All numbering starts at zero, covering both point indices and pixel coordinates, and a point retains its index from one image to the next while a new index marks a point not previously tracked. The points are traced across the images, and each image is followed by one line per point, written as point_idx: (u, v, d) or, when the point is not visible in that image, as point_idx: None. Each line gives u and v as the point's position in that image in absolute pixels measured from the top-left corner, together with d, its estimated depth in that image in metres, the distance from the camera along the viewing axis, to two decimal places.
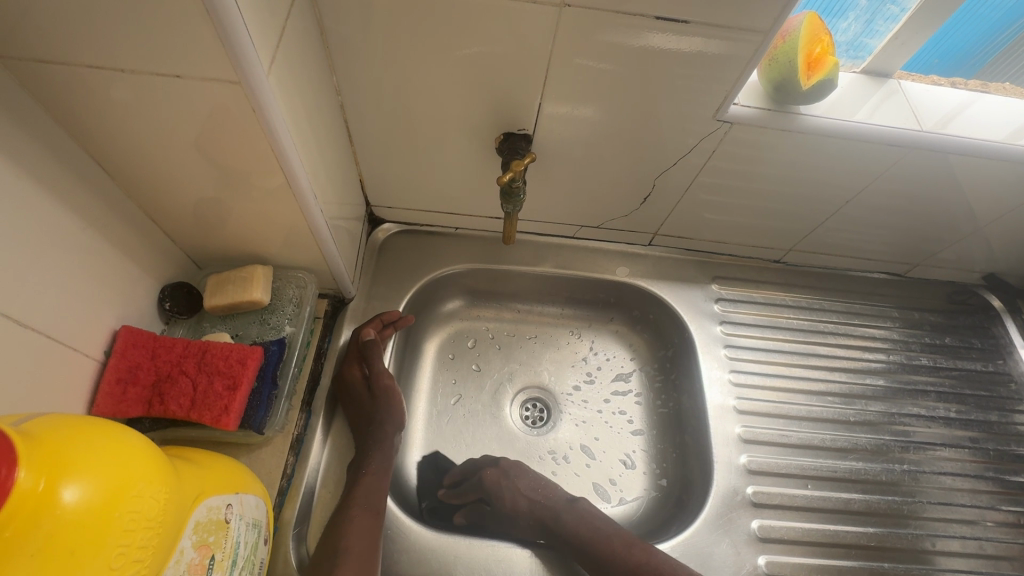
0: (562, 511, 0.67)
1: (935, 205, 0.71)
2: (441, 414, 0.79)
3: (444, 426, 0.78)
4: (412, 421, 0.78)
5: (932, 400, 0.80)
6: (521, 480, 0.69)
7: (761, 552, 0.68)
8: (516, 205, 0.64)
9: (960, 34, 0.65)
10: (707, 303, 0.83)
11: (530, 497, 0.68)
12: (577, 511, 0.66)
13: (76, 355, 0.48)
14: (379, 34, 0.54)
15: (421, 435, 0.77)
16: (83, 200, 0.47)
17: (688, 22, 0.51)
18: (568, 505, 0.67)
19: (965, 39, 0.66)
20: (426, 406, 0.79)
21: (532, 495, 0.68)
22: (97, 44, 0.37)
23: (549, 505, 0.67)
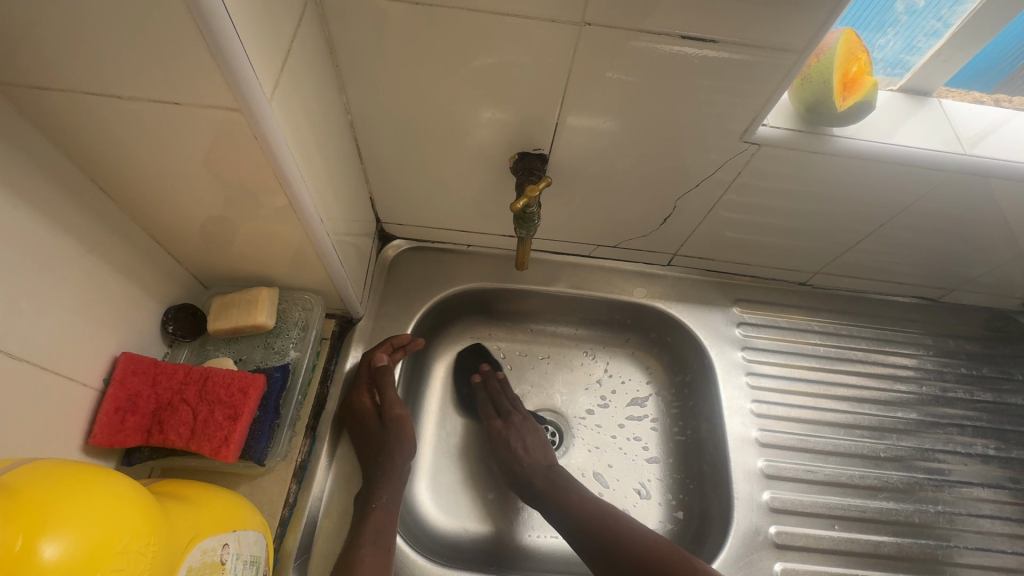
0: (537, 476, 0.70)
1: (975, 230, 0.67)
2: (452, 439, 0.77)
3: (454, 450, 0.76)
4: (422, 445, 0.75)
5: (968, 436, 0.76)
6: (517, 442, 0.72)
7: None
8: (530, 230, 0.62)
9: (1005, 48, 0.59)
10: (729, 327, 0.80)
11: (514, 454, 0.71)
12: (549, 478, 0.69)
13: (74, 384, 0.46)
14: (390, 52, 0.52)
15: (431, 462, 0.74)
16: (85, 225, 0.46)
17: (716, 40, 0.48)
18: (544, 470, 0.70)
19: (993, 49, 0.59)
20: (436, 429, 0.77)
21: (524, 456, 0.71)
22: (94, 70, 0.36)
23: (527, 467, 0.70)
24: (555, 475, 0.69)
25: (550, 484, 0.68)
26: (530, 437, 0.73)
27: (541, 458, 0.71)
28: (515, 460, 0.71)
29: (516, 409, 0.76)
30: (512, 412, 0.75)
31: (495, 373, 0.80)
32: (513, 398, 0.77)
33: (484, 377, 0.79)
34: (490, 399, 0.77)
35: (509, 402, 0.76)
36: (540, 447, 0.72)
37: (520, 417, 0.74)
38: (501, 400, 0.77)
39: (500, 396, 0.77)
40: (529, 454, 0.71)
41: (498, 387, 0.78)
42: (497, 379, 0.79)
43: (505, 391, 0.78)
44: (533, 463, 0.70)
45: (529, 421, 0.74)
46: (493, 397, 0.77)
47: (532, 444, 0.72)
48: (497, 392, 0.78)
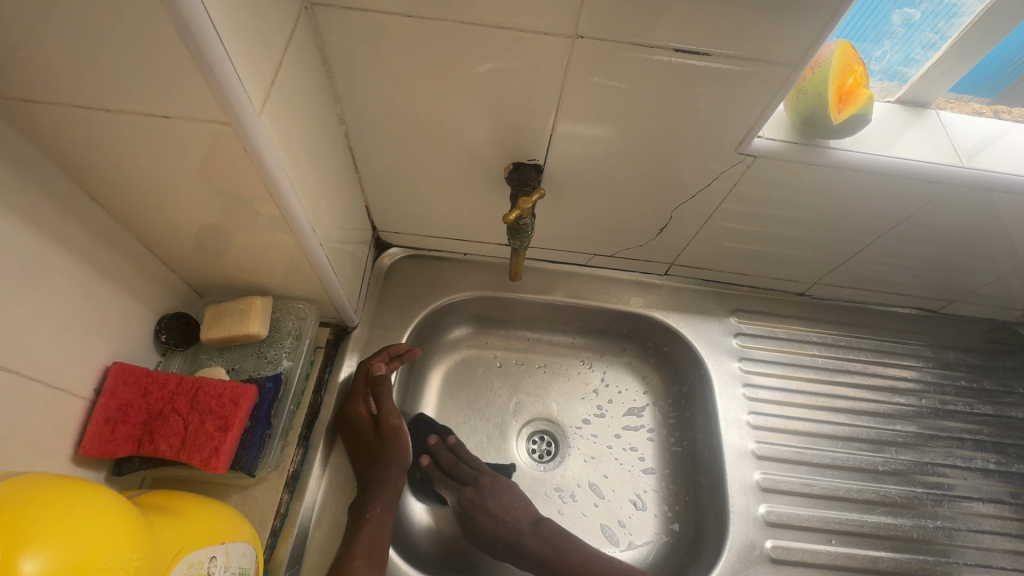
0: (525, 535, 0.67)
1: (974, 242, 0.67)
2: None
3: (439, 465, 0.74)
4: None
5: (968, 450, 0.75)
6: (493, 501, 0.69)
7: None
8: (524, 241, 0.61)
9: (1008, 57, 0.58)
10: (726, 337, 0.79)
11: (495, 518, 0.68)
12: (540, 533, 0.66)
13: (64, 394, 0.46)
14: (384, 63, 0.52)
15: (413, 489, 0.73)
16: (77, 235, 0.46)
17: (710, 53, 0.48)
18: (530, 526, 0.67)
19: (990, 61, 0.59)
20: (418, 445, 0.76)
21: (504, 517, 0.68)
22: (85, 84, 0.36)
23: (512, 528, 0.67)
24: (545, 529, 0.67)
25: (543, 540, 0.66)
26: (507, 495, 0.70)
27: (524, 517, 0.68)
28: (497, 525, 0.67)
29: (481, 469, 0.72)
30: (477, 474, 0.71)
31: (444, 442, 0.74)
32: (473, 459, 0.73)
33: (434, 452, 0.73)
34: (448, 472, 0.72)
35: (472, 468, 0.72)
36: (520, 504, 0.69)
37: (487, 477, 0.71)
38: (463, 465, 0.73)
39: (457, 464, 0.73)
40: (510, 514, 0.68)
41: (452, 457, 0.73)
42: (448, 447, 0.74)
43: (460, 455, 0.74)
44: (517, 524, 0.67)
45: (500, 479, 0.71)
46: (449, 467, 0.72)
47: (509, 502, 0.69)
48: (454, 461, 0.73)
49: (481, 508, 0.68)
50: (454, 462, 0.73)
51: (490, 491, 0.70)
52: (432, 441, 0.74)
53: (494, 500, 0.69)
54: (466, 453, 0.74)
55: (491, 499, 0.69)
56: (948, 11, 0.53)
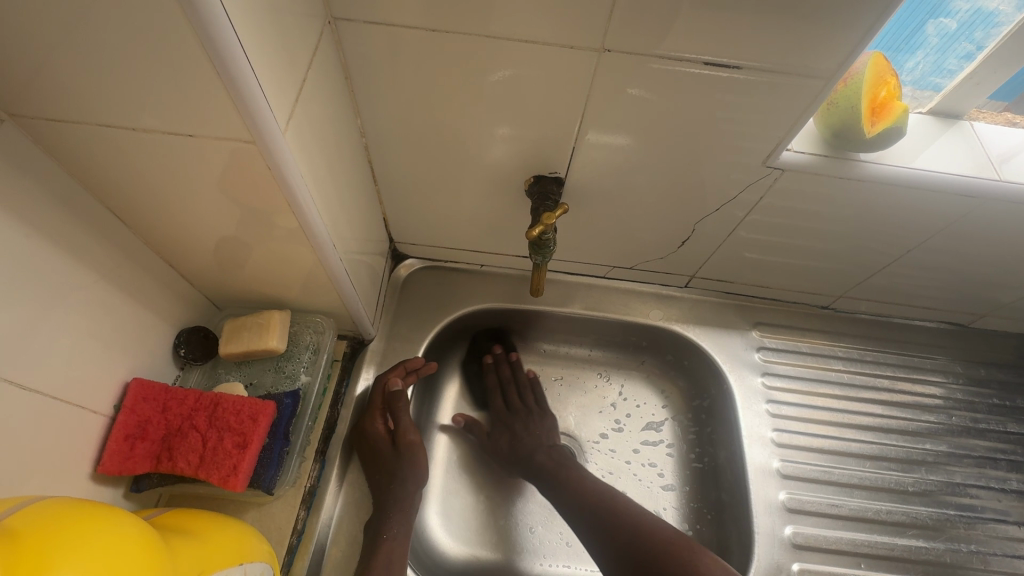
0: (538, 451, 0.73)
1: (1009, 256, 0.65)
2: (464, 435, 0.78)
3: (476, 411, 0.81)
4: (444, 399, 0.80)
5: (1002, 471, 0.73)
6: (521, 424, 0.76)
7: None
8: (545, 256, 0.60)
9: None
10: (748, 351, 0.78)
11: (517, 436, 0.75)
12: (549, 454, 0.72)
13: (84, 411, 0.46)
14: (406, 76, 0.51)
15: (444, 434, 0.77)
16: (97, 252, 0.46)
17: (740, 66, 0.47)
18: (546, 449, 0.73)
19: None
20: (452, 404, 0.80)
21: (526, 436, 0.75)
22: (111, 104, 0.36)
23: (528, 445, 0.74)
24: (556, 452, 0.73)
25: (551, 459, 0.71)
26: (537, 424, 0.76)
27: (544, 439, 0.75)
28: (519, 440, 0.74)
29: (527, 397, 0.78)
30: (522, 399, 0.78)
31: (506, 356, 0.81)
32: (525, 383, 0.79)
33: (495, 359, 0.81)
34: (502, 383, 0.80)
35: (520, 388, 0.79)
36: (544, 432, 0.76)
37: (526, 406, 0.78)
38: (514, 388, 0.79)
39: (509, 383, 0.80)
40: (532, 436, 0.75)
41: (507, 371, 0.80)
42: (508, 362, 0.81)
43: (516, 374, 0.80)
44: (537, 443, 0.74)
45: (539, 411, 0.78)
46: (501, 379, 0.80)
47: (536, 427, 0.76)
48: (510, 376, 0.80)
49: (509, 426, 0.76)
50: (504, 373, 0.80)
51: (526, 414, 0.77)
52: (496, 350, 0.82)
53: (523, 424, 0.76)
54: (522, 375, 0.80)
55: (523, 422, 0.76)
56: (986, 20, 0.51)
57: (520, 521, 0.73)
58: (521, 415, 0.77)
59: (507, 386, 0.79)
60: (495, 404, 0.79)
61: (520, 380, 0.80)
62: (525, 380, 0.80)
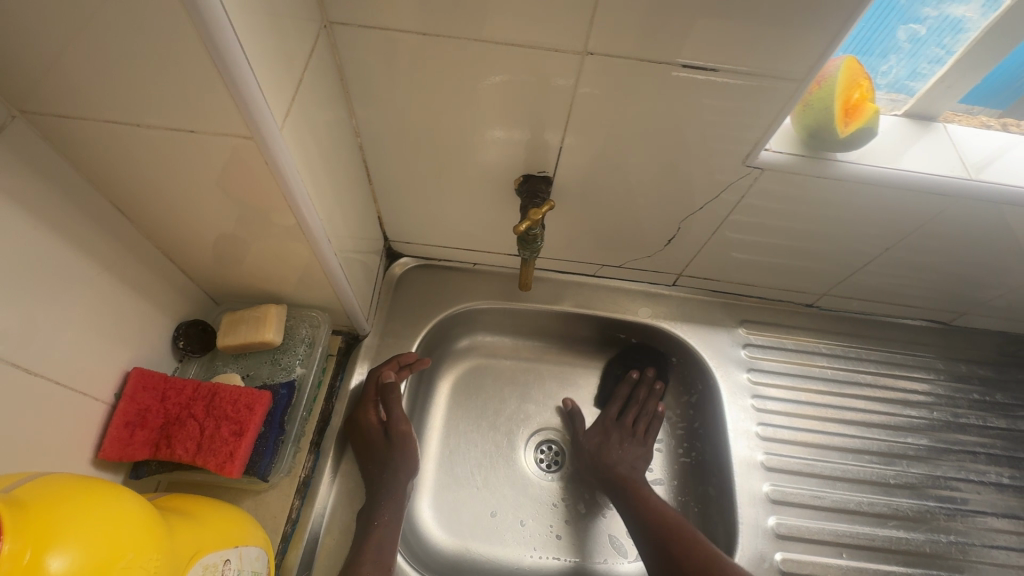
0: (621, 466, 0.74)
1: (984, 254, 0.67)
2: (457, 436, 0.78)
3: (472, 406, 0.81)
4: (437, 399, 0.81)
5: (982, 464, 0.75)
6: (618, 437, 0.77)
7: None
8: (533, 252, 0.62)
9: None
10: (734, 348, 0.79)
11: (608, 445, 0.76)
12: (630, 476, 0.73)
13: (85, 398, 0.48)
14: (398, 78, 0.53)
15: (439, 432, 0.78)
16: (100, 244, 0.48)
17: (716, 69, 0.49)
18: (630, 468, 0.74)
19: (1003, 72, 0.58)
20: (446, 404, 0.81)
21: (619, 450, 0.75)
22: (117, 101, 0.38)
23: (617, 457, 0.75)
24: (638, 475, 0.73)
25: (629, 481, 0.72)
26: (633, 449, 0.76)
27: (632, 459, 0.75)
28: (611, 449, 0.75)
29: (643, 422, 0.79)
30: (635, 422, 0.79)
31: (653, 382, 0.81)
32: (652, 414, 0.79)
33: (641, 379, 0.81)
34: (629, 399, 0.81)
35: (642, 408, 0.79)
36: (632, 453, 0.76)
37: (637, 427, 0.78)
38: (635, 409, 0.80)
39: (637, 403, 0.80)
40: (625, 452, 0.76)
41: (644, 395, 0.80)
42: (649, 389, 0.81)
43: (649, 401, 0.80)
44: (623, 459, 0.75)
45: (642, 438, 0.78)
46: (636, 398, 0.80)
47: (634, 448, 0.76)
48: (645, 398, 0.80)
49: (608, 437, 0.77)
50: (637, 392, 0.81)
51: (631, 434, 0.78)
52: (649, 371, 0.82)
53: (622, 438, 0.77)
54: (654, 404, 0.80)
55: (619, 438, 0.77)
56: (954, 26, 0.54)
57: (510, 516, 0.74)
58: (622, 432, 0.78)
59: (629, 403, 0.80)
60: (608, 412, 0.80)
61: (646, 399, 0.80)
62: (652, 405, 0.80)
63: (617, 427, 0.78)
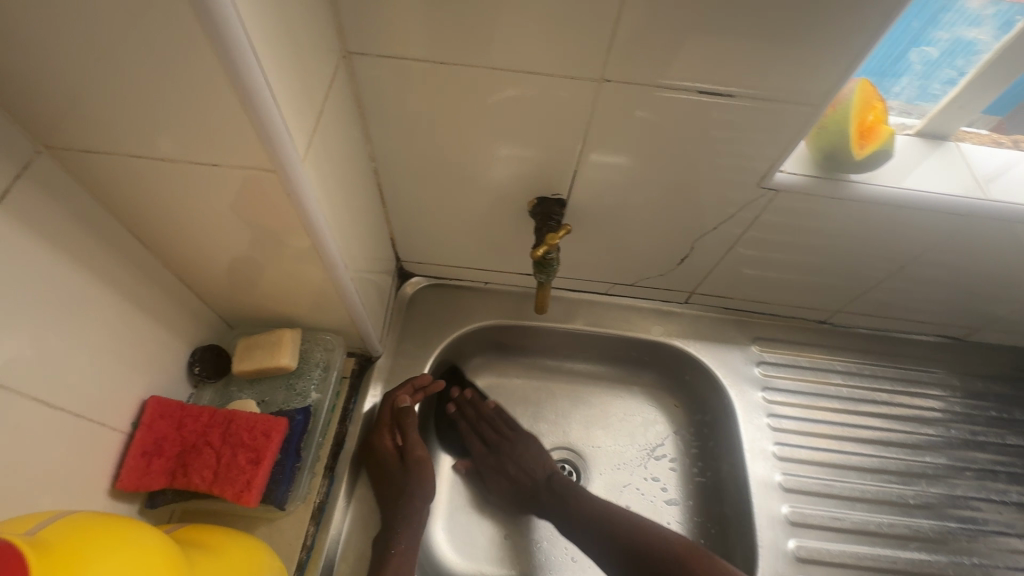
0: (539, 485, 0.73)
1: (1000, 270, 0.66)
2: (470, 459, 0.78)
3: None
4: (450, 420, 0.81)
5: (1002, 483, 0.74)
6: (506, 459, 0.75)
7: None
8: (549, 274, 0.62)
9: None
10: (748, 366, 0.79)
11: (511, 472, 0.74)
12: (551, 487, 0.72)
13: (103, 428, 0.48)
14: (415, 105, 0.54)
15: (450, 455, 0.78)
16: (120, 273, 0.48)
17: (732, 94, 0.50)
18: (542, 477, 0.73)
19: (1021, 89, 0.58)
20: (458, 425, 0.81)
21: (518, 470, 0.74)
22: (141, 136, 0.38)
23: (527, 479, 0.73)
24: (554, 478, 0.72)
25: (554, 493, 0.71)
26: (522, 453, 0.76)
27: (536, 469, 0.74)
28: (518, 478, 0.74)
29: (502, 429, 0.78)
30: (496, 433, 0.78)
31: (465, 396, 0.81)
32: (491, 416, 0.79)
33: (458, 404, 0.81)
34: (472, 424, 0.79)
35: (490, 425, 0.79)
36: (534, 458, 0.75)
37: (506, 439, 0.77)
38: (487, 426, 0.79)
39: (479, 420, 0.79)
40: (527, 468, 0.74)
41: (473, 412, 0.80)
42: (470, 403, 0.80)
43: (481, 411, 0.80)
44: (532, 475, 0.74)
45: (516, 435, 0.77)
46: (472, 420, 0.80)
47: (526, 455, 0.75)
48: (476, 417, 0.80)
49: (501, 466, 0.75)
50: (470, 416, 0.80)
51: (508, 449, 0.76)
52: (455, 394, 0.81)
53: (513, 458, 0.75)
54: (486, 408, 0.80)
55: (510, 457, 0.75)
56: (966, 49, 0.54)
57: (524, 538, 0.73)
58: (507, 450, 0.76)
59: (477, 433, 0.79)
60: (475, 446, 0.78)
61: (486, 416, 0.79)
62: (488, 411, 0.80)
63: (499, 458, 0.75)
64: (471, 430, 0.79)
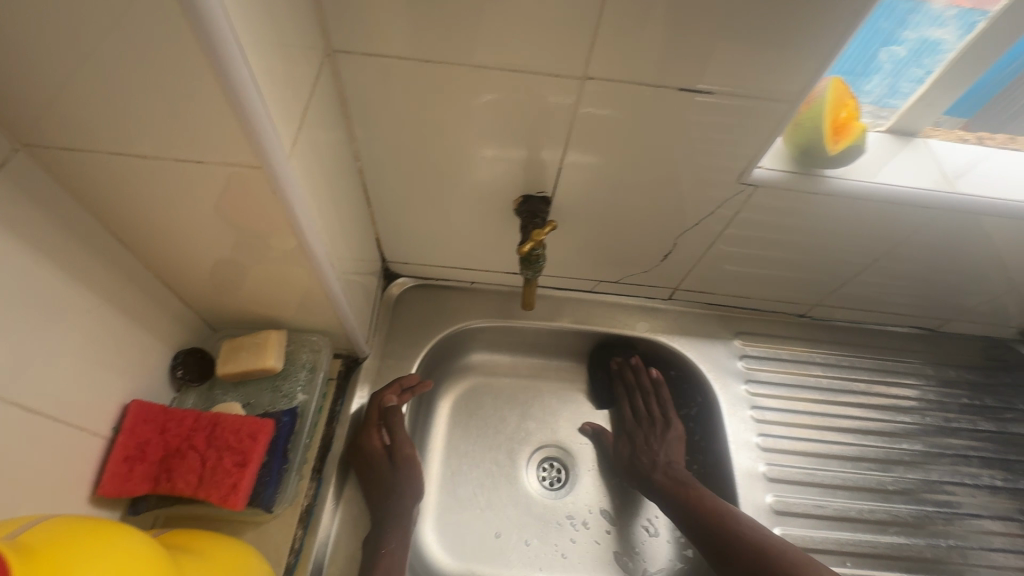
0: (658, 469, 0.74)
1: (970, 261, 0.69)
2: (460, 461, 0.78)
3: (472, 427, 0.80)
4: (437, 419, 0.80)
5: (975, 467, 0.76)
6: (642, 437, 0.77)
7: None
8: (536, 270, 0.63)
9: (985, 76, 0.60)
10: (731, 360, 0.80)
11: (642, 448, 0.76)
12: (669, 474, 0.72)
13: (82, 433, 0.46)
14: (401, 103, 0.54)
15: (438, 455, 0.78)
16: (98, 274, 0.47)
17: (712, 91, 0.51)
18: (665, 465, 0.74)
19: (1002, 83, 0.61)
20: (446, 425, 0.80)
21: (650, 453, 0.76)
22: (120, 132, 0.37)
23: (648, 460, 0.75)
24: (676, 470, 0.73)
25: (671, 480, 0.72)
26: (659, 439, 0.77)
27: (663, 456, 0.75)
28: (645, 456, 0.76)
29: (654, 409, 0.79)
30: (647, 410, 0.80)
31: (630, 362, 0.82)
32: (647, 391, 0.81)
33: (621, 367, 0.83)
34: (629, 391, 0.82)
35: (650, 396, 0.80)
36: (672, 448, 0.76)
37: (656, 422, 0.78)
38: (642, 398, 0.81)
39: (636, 389, 0.81)
40: (662, 452, 0.76)
41: (633, 380, 0.82)
42: (633, 370, 0.82)
43: (641, 380, 0.82)
44: (656, 460, 0.75)
45: (663, 423, 0.78)
46: (629, 386, 0.82)
47: (666, 446, 0.76)
48: (633, 384, 0.82)
49: (636, 441, 0.77)
50: (626, 381, 0.82)
51: (652, 428, 0.78)
52: (616, 360, 0.83)
53: (654, 442, 0.77)
54: (647, 378, 0.81)
55: (645, 436, 0.78)
56: (932, 48, 0.56)
57: (514, 535, 0.74)
58: (646, 429, 0.78)
59: (629, 401, 0.81)
60: (624, 411, 0.81)
61: (642, 385, 0.81)
62: (648, 379, 0.81)
63: (636, 433, 0.78)
64: (626, 393, 0.82)
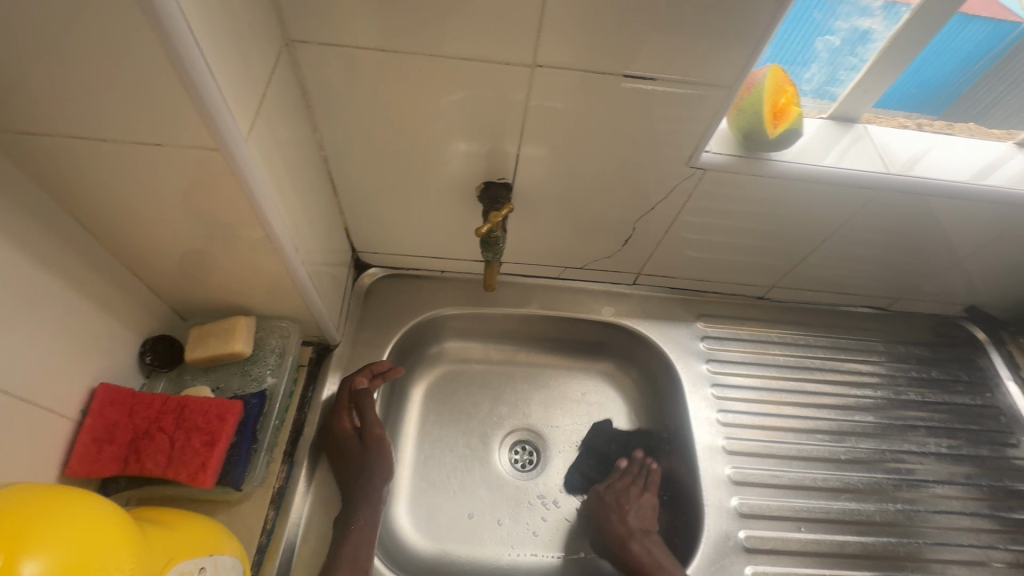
0: (632, 540, 0.71)
1: (913, 240, 0.73)
2: (433, 447, 0.79)
3: (443, 412, 0.82)
4: (410, 407, 0.82)
5: (922, 436, 0.80)
6: (613, 499, 0.75)
7: (748, 562, 0.68)
8: (496, 253, 0.65)
9: (936, 67, 0.65)
10: (693, 341, 0.84)
11: (615, 511, 0.74)
12: (643, 546, 0.70)
13: (50, 414, 0.48)
14: (361, 94, 0.56)
15: (411, 442, 0.79)
16: (63, 259, 0.48)
17: (656, 78, 0.54)
18: (639, 537, 0.71)
19: (946, 84, 0.67)
20: (418, 416, 0.82)
21: (625, 520, 0.73)
22: (80, 119, 0.39)
23: (620, 530, 0.72)
24: (651, 544, 0.70)
25: (645, 553, 0.69)
26: (631, 505, 0.74)
27: (637, 523, 0.73)
28: (615, 522, 0.73)
29: (636, 484, 0.76)
30: (626, 482, 0.77)
31: (641, 459, 0.80)
32: (637, 471, 0.78)
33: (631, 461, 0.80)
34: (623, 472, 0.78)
35: (637, 480, 0.77)
36: (642, 513, 0.74)
37: (631, 492, 0.76)
38: (631, 477, 0.78)
39: (627, 472, 0.78)
40: (630, 518, 0.73)
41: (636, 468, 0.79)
42: (639, 465, 0.79)
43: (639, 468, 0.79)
44: (631, 528, 0.72)
45: (638, 492, 0.76)
46: (626, 472, 0.78)
47: (637, 514, 0.74)
48: (631, 471, 0.79)
49: (609, 506, 0.74)
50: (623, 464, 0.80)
51: (626, 493, 0.76)
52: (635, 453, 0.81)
53: (626, 505, 0.74)
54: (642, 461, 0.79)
55: (618, 499, 0.75)
56: (863, 37, 0.60)
57: (486, 516, 0.75)
58: (620, 493, 0.76)
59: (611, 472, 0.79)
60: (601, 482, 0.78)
61: (636, 471, 0.79)
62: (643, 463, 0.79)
63: (606, 493, 0.76)
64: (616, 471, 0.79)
